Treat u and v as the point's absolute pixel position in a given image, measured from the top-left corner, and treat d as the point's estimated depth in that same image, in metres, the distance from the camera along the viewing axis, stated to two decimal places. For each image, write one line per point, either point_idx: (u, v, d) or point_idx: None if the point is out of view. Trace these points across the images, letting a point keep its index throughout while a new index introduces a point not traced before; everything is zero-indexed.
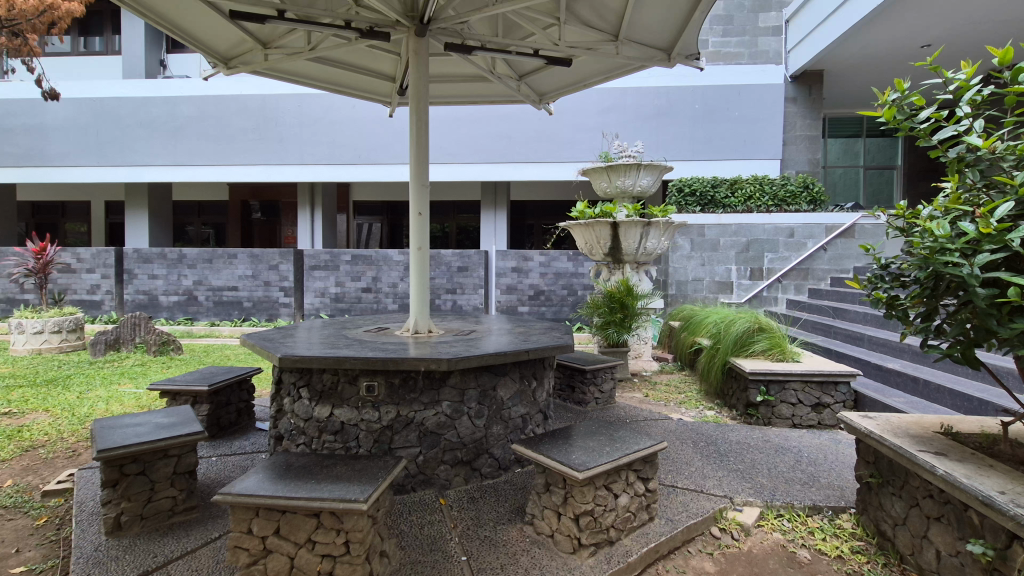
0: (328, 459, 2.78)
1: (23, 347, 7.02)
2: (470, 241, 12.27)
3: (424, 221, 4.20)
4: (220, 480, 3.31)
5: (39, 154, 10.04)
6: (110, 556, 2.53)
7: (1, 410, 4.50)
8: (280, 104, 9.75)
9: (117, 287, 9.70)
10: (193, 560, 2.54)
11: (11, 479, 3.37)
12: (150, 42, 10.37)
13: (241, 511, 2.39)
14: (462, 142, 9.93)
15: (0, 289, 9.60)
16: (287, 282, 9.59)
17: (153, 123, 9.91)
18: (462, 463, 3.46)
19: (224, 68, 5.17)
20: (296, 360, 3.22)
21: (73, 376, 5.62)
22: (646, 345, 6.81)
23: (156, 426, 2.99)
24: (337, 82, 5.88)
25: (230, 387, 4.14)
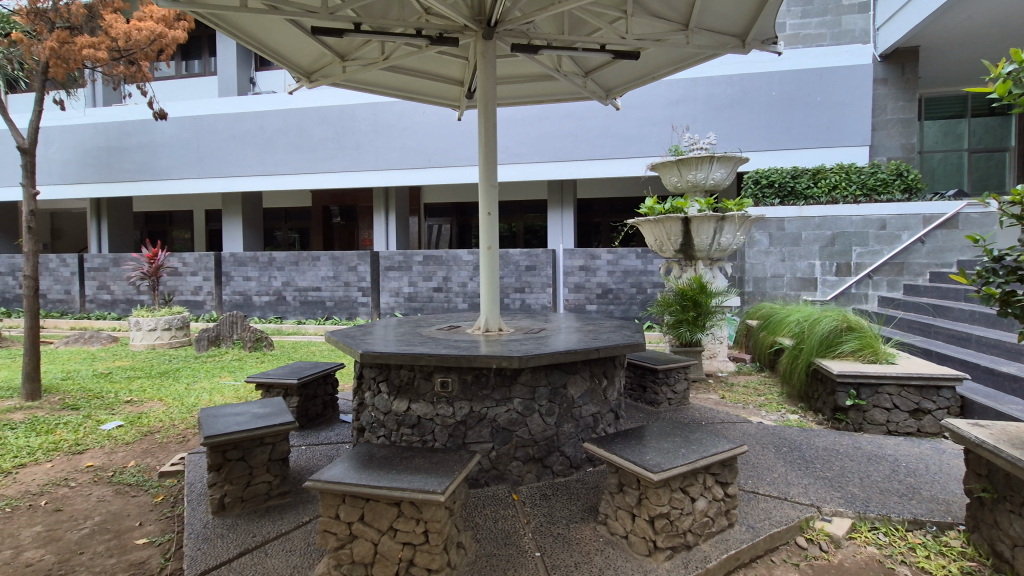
0: (408, 451, 2.89)
1: (140, 343, 7.83)
2: (537, 240, 12.32)
3: (494, 221, 4.26)
4: (308, 468, 3.53)
5: (151, 169, 11.17)
6: (216, 533, 2.78)
7: (125, 398, 5.05)
8: (356, 114, 10.25)
9: (217, 288, 10.61)
10: (287, 541, 2.73)
11: (134, 460, 3.77)
12: (241, 62, 11.23)
13: (329, 497, 2.54)
14: (528, 142, 9.98)
15: (121, 291, 10.78)
16: (364, 282, 10.07)
17: (244, 137, 10.73)
18: (534, 460, 3.48)
19: (307, 82, 5.52)
20: (376, 356, 3.38)
21: (182, 369, 6.20)
22: (721, 345, 6.55)
23: (253, 416, 3.24)
24: (408, 90, 6.11)
25: (316, 380, 4.40)
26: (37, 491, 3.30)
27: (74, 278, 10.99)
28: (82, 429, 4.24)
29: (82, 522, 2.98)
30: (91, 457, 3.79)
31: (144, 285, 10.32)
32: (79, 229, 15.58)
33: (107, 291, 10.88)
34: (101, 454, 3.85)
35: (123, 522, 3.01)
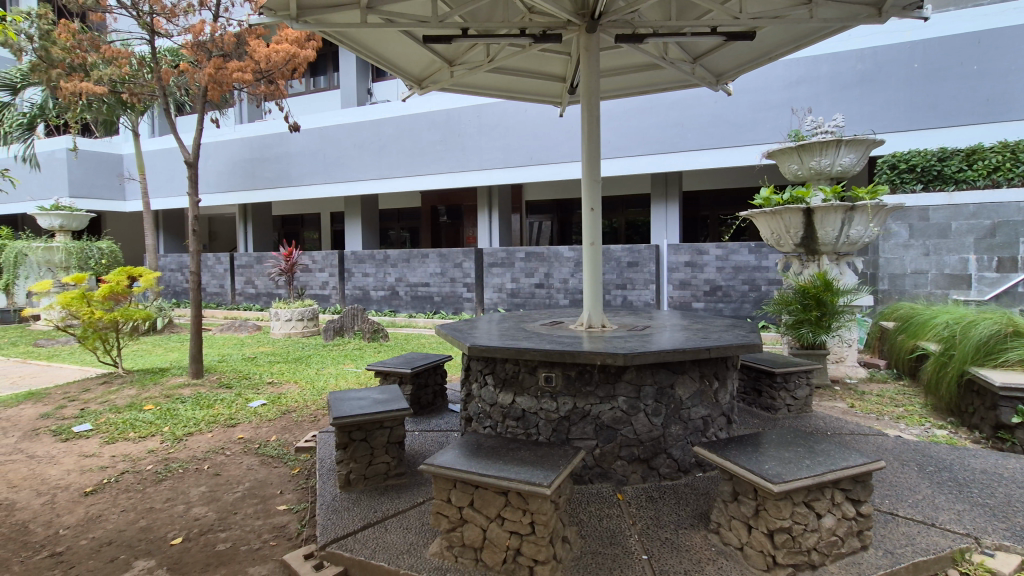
0: (514, 442, 2.96)
1: (279, 331, 8.80)
2: (639, 236, 11.98)
3: (597, 216, 4.20)
4: (422, 452, 3.76)
5: (284, 177, 12.48)
6: (343, 506, 3.05)
7: (268, 379, 5.72)
8: (461, 117, 10.66)
9: (340, 283, 11.62)
10: (404, 519, 2.93)
11: (275, 435, 4.25)
12: (360, 75, 12.14)
13: (442, 481, 2.68)
14: (632, 135, 9.73)
15: (263, 286, 12.19)
16: (469, 278, 10.46)
17: (362, 144, 11.63)
18: (640, 461, 3.40)
19: (418, 89, 5.83)
20: (483, 349, 3.49)
21: (313, 356, 6.88)
22: (850, 348, 5.94)
23: (374, 401, 3.50)
24: (512, 89, 6.23)
25: (428, 370, 4.65)
26: (202, 456, 3.85)
27: (226, 274, 12.63)
28: (235, 405, 4.87)
29: (236, 486, 3.43)
30: (242, 430, 4.33)
31: (282, 280, 11.58)
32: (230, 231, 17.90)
33: (252, 286, 12.35)
34: (249, 428, 4.40)
35: (267, 488, 3.41)
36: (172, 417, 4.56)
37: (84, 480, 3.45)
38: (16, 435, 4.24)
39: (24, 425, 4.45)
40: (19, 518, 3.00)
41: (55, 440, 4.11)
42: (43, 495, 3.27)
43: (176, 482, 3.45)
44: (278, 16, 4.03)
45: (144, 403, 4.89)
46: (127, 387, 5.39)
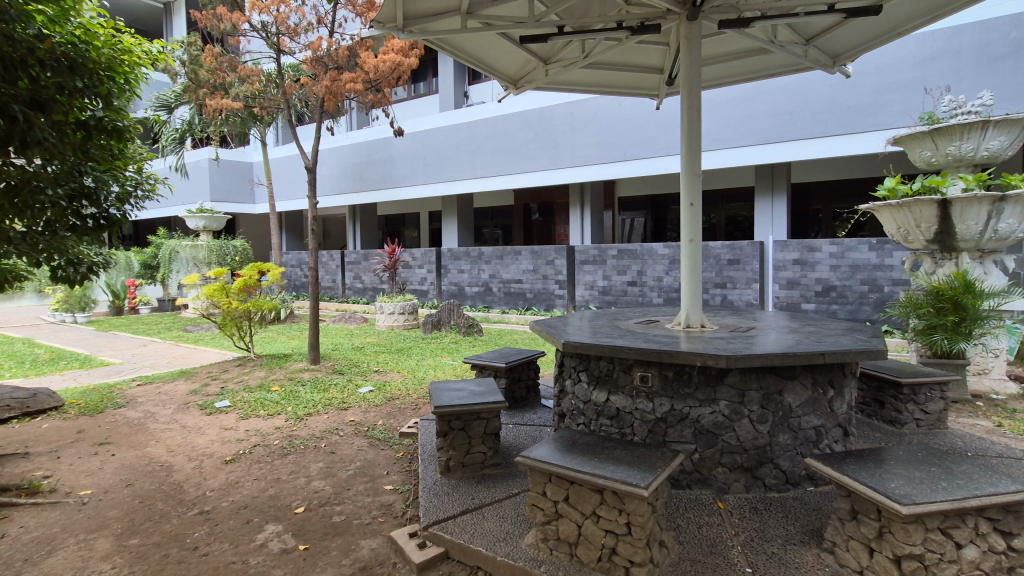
0: (609, 441, 2.94)
1: (383, 324, 9.40)
2: (739, 232, 11.31)
3: (697, 212, 4.02)
4: (517, 445, 3.84)
5: (388, 179, 13.30)
6: (443, 491, 3.20)
7: (375, 368, 6.14)
8: (554, 114, 10.69)
9: (437, 279, 12.17)
10: (500, 508, 3.01)
11: (382, 420, 4.56)
12: (457, 78, 12.56)
13: (537, 474, 2.73)
14: (734, 125, 9.21)
15: (369, 281, 13.08)
16: (561, 275, 10.49)
17: (458, 146, 12.06)
18: (743, 469, 3.21)
19: (514, 89, 5.94)
20: (577, 346, 3.49)
21: (413, 348, 7.28)
22: (997, 359, 5.19)
23: (472, 392, 3.64)
24: (606, 84, 6.14)
25: (522, 365, 4.74)
26: (320, 435, 4.23)
27: (337, 270, 13.69)
28: (347, 390, 5.28)
29: (349, 464, 3.73)
30: (353, 414, 4.70)
31: (386, 275, 12.36)
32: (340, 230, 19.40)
33: (359, 281, 13.32)
34: (359, 412, 4.75)
35: (375, 468, 3.67)
36: (294, 398, 5.05)
37: (225, 450, 3.93)
38: (173, 407, 4.92)
39: (178, 398, 5.15)
40: (177, 478, 3.48)
41: (202, 413, 4.72)
42: (193, 460, 3.77)
43: (298, 457, 3.82)
44: (386, 28, 4.23)
45: (271, 384, 5.47)
46: (258, 369, 6.05)
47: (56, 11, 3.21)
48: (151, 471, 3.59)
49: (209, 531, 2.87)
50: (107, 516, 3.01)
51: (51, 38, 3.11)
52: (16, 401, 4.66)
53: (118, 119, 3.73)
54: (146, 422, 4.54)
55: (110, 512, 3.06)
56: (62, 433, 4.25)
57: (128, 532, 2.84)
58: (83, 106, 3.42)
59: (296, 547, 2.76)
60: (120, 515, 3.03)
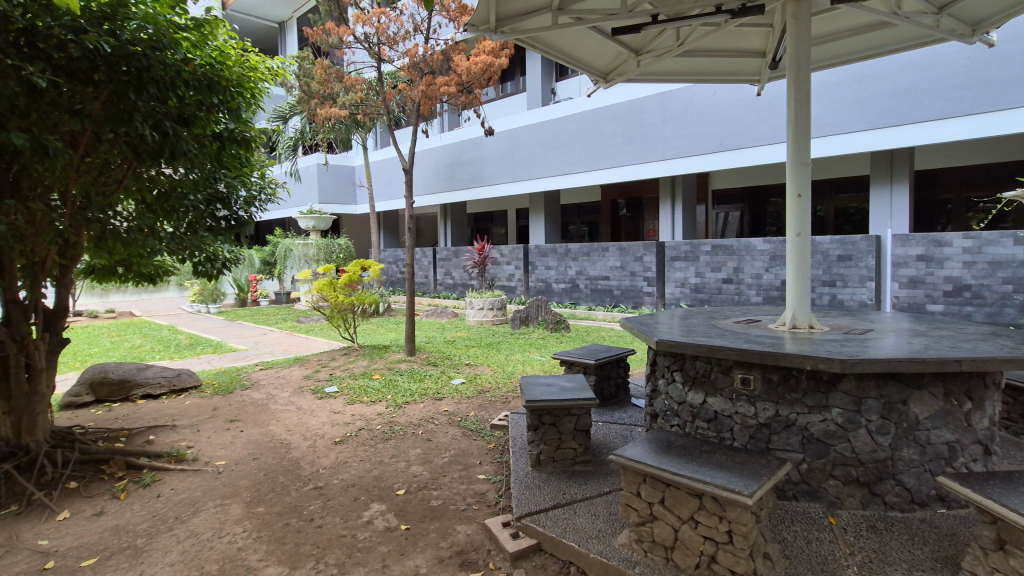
0: (707, 445, 2.82)
1: (473, 318, 9.69)
2: (850, 225, 10.34)
3: (805, 204, 3.71)
4: (608, 443, 3.80)
5: (477, 178, 13.67)
6: (534, 483, 3.24)
7: (466, 361, 6.36)
8: (644, 107, 10.40)
9: (525, 276, 12.31)
10: (593, 505, 3.00)
11: (474, 411, 4.71)
12: (544, 75, 12.57)
13: (631, 474, 2.67)
14: (847, 108, 8.42)
15: (459, 277, 13.54)
16: (650, 272, 10.19)
17: (545, 143, 12.11)
18: (859, 484, 2.93)
19: (604, 83, 5.85)
20: (671, 345, 3.37)
21: (502, 343, 7.44)
22: None
23: (563, 388, 3.65)
24: (702, 72, 5.86)
25: (612, 363, 4.68)
26: (417, 422, 4.45)
27: (430, 266, 14.30)
28: (441, 381, 5.52)
29: (444, 452, 3.90)
30: (447, 404, 4.90)
31: (475, 271, 12.71)
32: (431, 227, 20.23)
33: (450, 277, 13.82)
34: (452, 402, 4.95)
35: (469, 458, 3.81)
36: (394, 387, 5.36)
37: (334, 432, 4.26)
38: (289, 390, 5.41)
39: (294, 383, 5.66)
40: (294, 455, 3.83)
41: (314, 397, 5.16)
42: (307, 439, 4.13)
43: (398, 442, 4.06)
44: (480, 30, 4.32)
45: (373, 373, 5.85)
46: (361, 359, 6.49)
47: (197, 36, 3.58)
48: (273, 447, 3.98)
49: (323, 506, 3.13)
50: (238, 484, 3.39)
51: (193, 60, 3.52)
52: (166, 379, 5.37)
53: (246, 130, 4.15)
54: (268, 403, 5.04)
55: (241, 481, 3.43)
56: (201, 409, 4.83)
57: (256, 501, 3.17)
58: (218, 120, 3.83)
59: (399, 526, 2.93)
60: (249, 484, 3.39)
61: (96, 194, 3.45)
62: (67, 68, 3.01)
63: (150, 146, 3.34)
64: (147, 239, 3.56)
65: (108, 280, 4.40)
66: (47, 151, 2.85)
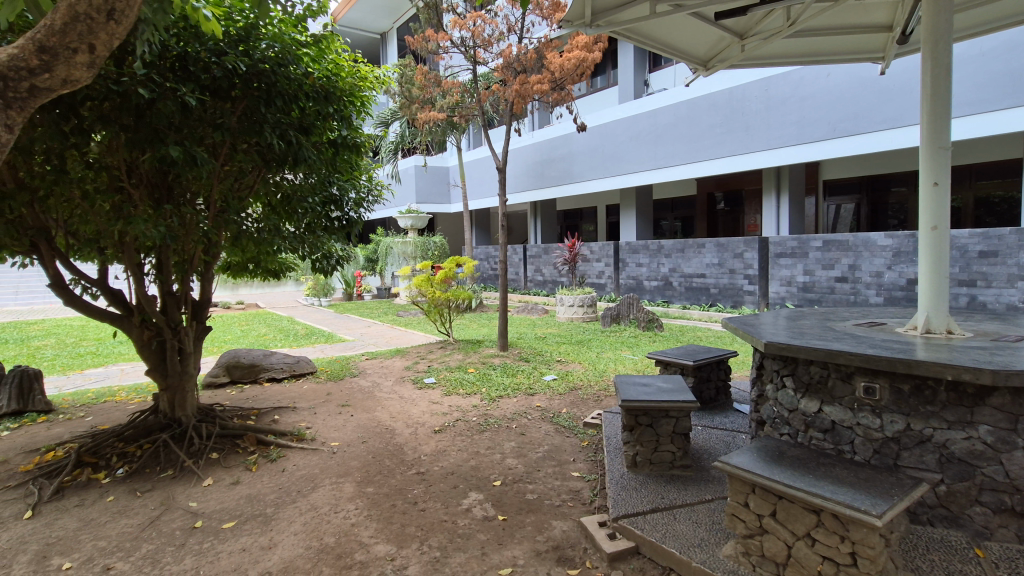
0: (825, 457, 2.60)
1: (564, 315, 9.69)
2: (994, 217, 9.05)
3: (943, 192, 3.27)
4: (709, 449, 3.63)
5: (567, 175, 13.62)
6: (631, 485, 3.17)
7: (557, 357, 6.37)
8: (747, 93, 9.76)
9: (615, 273, 12.09)
10: (694, 512, 2.87)
11: (566, 408, 4.71)
12: (638, 66, 12.14)
13: (738, 483, 2.51)
14: (992, 82, 7.37)
15: (549, 274, 13.61)
16: (752, 270, 9.58)
17: (638, 137, 11.79)
18: (1014, 514, 2.55)
19: (703, 70, 5.64)
20: (781, 347, 3.13)
21: (593, 340, 7.37)
22: None
23: (660, 389, 3.54)
24: (815, 52, 5.41)
25: (711, 365, 4.46)
26: (511, 416, 4.54)
27: (520, 263, 14.49)
28: (533, 376, 5.60)
29: (538, 446, 3.94)
30: (539, 400, 4.94)
31: (565, 269, 12.69)
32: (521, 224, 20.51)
33: (540, 274, 13.93)
34: (545, 398, 4.99)
35: (562, 454, 3.82)
36: (488, 380, 5.52)
37: (434, 421, 4.47)
38: (392, 379, 5.76)
39: (396, 372, 6.01)
40: (398, 441, 4.07)
41: (414, 387, 5.45)
42: (410, 426, 4.37)
43: (493, 434, 4.16)
44: (575, 25, 4.31)
45: (468, 366, 6.05)
46: (456, 352, 6.74)
47: (316, 50, 3.87)
48: (379, 432, 4.25)
49: (426, 490, 3.29)
50: (350, 465, 3.66)
51: (313, 74, 3.82)
52: (287, 365, 5.92)
53: (356, 135, 4.44)
54: (374, 390, 5.39)
55: (353, 462, 3.71)
56: (316, 394, 5.27)
57: (366, 481, 3.41)
58: (333, 128, 4.16)
59: (496, 516, 3.01)
60: (360, 465, 3.65)
61: (233, 199, 3.88)
62: (212, 87, 3.39)
63: (277, 154, 3.69)
64: (274, 238, 3.94)
65: (241, 275, 4.93)
66: (196, 161, 3.24)
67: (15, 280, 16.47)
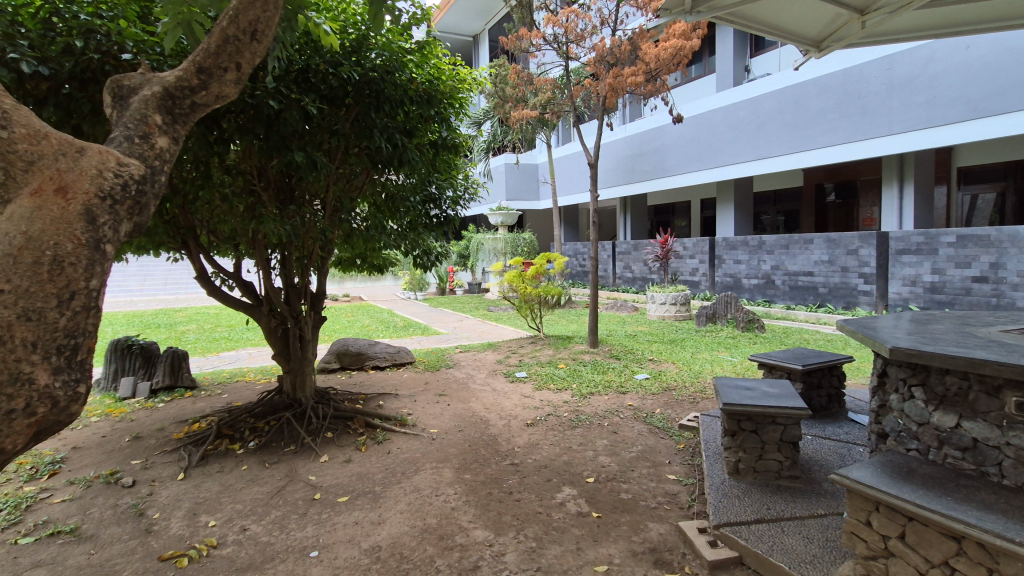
0: (966, 479, 2.31)
1: (655, 313, 9.41)
2: None
3: None
4: (820, 461, 3.38)
5: (660, 169, 13.20)
6: (733, 493, 3.03)
7: (650, 356, 6.22)
8: (865, 74, 8.86)
9: (710, 270, 11.54)
10: (804, 526, 2.68)
11: (660, 408, 4.59)
12: (738, 52, 11.52)
13: (859, 500, 2.31)
14: None
15: (639, 271, 13.28)
16: (868, 268, 8.73)
17: (738, 126, 11.13)
18: None
19: (816, 52, 5.27)
20: (911, 353, 2.82)
21: (687, 339, 7.10)
22: None
23: (765, 394, 3.35)
24: (952, 23, 4.83)
25: (822, 370, 4.14)
26: (602, 414, 4.50)
27: (608, 259, 14.26)
28: (624, 375, 5.51)
29: (631, 446, 3.88)
30: (631, 398, 4.86)
31: (656, 265, 12.32)
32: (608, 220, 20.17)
33: (629, 270, 13.64)
34: (637, 397, 4.89)
35: (657, 455, 3.73)
36: (578, 376, 5.52)
37: (526, 414, 4.55)
38: (485, 372, 5.94)
39: (488, 365, 6.19)
40: (492, 432, 4.19)
41: (506, 380, 5.59)
42: (503, 418, 4.48)
43: (585, 431, 4.16)
44: (672, 14, 4.16)
45: (558, 362, 6.09)
46: (546, 347, 6.80)
47: (420, 56, 4.03)
48: (474, 422, 4.40)
49: (520, 481, 3.37)
50: (449, 452, 3.83)
51: (417, 79, 4.02)
52: (389, 354, 6.30)
53: (456, 135, 4.62)
54: (468, 382, 5.60)
55: (451, 449, 3.87)
56: (415, 383, 5.57)
57: (464, 468, 3.56)
58: (434, 130, 4.37)
59: (590, 513, 3.01)
60: (457, 452, 3.81)
61: (345, 199, 4.19)
62: (329, 96, 3.67)
63: (384, 155, 3.93)
64: (381, 235, 4.21)
65: (349, 269, 5.31)
66: (316, 165, 3.53)
67: (164, 273, 18.98)
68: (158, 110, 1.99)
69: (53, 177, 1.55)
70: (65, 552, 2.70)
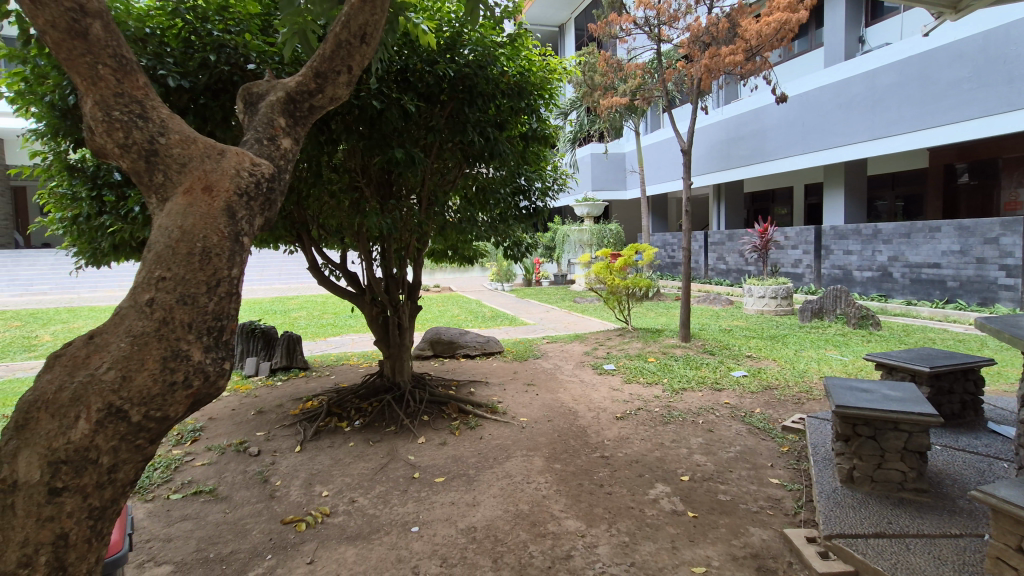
0: None
1: (753, 307, 8.86)
2: None
3: None
4: (952, 474, 3.03)
5: (759, 154, 12.37)
6: (847, 503, 2.79)
7: (747, 352, 5.88)
8: (1012, 36, 7.67)
9: (816, 261, 10.68)
10: (934, 546, 2.40)
11: (760, 408, 4.32)
12: (851, 22, 10.46)
13: (1007, 521, 2.03)
14: None
15: (733, 263, 12.58)
16: (1011, 259, 7.63)
17: (851, 103, 10.14)
18: None
19: (952, 14, 4.64)
20: None
21: (789, 336, 6.62)
22: None
23: (885, 397, 3.04)
24: None
25: (954, 374, 3.69)
26: (696, 411, 4.33)
27: (700, 250, 13.65)
28: (719, 371, 5.25)
29: (729, 446, 3.69)
30: (728, 396, 4.62)
31: (753, 256, 11.61)
32: (698, 209, 19.23)
33: (723, 262, 12.97)
34: (734, 395, 4.64)
35: (758, 457, 3.52)
36: (669, 371, 5.34)
37: (616, 407, 4.49)
38: (573, 363, 5.93)
39: (576, 357, 6.16)
40: (581, 423, 4.18)
41: (594, 372, 5.54)
42: (592, 411, 4.45)
43: (678, 427, 4.03)
44: None
45: (648, 355, 5.93)
46: (635, 340, 6.64)
47: (511, 49, 4.06)
48: (563, 413, 4.41)
49: (611, 474, 3.34)
50: (539, 440, 3.88)
51: (508, 72, 4.06)
52: (479, 343, 6.48)
53: (544, 126, 4.62)
54: (556, 372, 5.63)
55: (541, 438, 3.92)
56: (504, 372, 5.69)
57: (554, 458, 3.59)
58: (525, 122, 4.40)
59: (686, 512, 2.92)
60: (547, 442, 3.84)
61: (440, 193, 4.34)
62: (425, 93, 3.80)
63: (476, 149, 4.02)
64: (473, 227, 4.32)
65: (442, 260, 5.51)
66: (413, 161, 3.68)
67: (280, 264, 20.93)
68: (283, 114, 2.17)
69: (201, 176, 1.74)
70: (206, 509, 3.08)
